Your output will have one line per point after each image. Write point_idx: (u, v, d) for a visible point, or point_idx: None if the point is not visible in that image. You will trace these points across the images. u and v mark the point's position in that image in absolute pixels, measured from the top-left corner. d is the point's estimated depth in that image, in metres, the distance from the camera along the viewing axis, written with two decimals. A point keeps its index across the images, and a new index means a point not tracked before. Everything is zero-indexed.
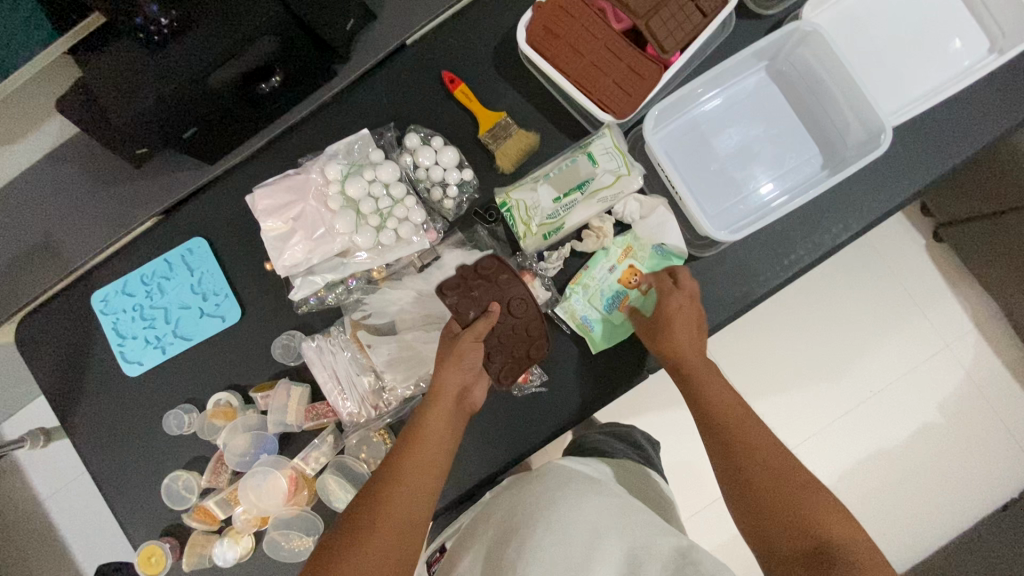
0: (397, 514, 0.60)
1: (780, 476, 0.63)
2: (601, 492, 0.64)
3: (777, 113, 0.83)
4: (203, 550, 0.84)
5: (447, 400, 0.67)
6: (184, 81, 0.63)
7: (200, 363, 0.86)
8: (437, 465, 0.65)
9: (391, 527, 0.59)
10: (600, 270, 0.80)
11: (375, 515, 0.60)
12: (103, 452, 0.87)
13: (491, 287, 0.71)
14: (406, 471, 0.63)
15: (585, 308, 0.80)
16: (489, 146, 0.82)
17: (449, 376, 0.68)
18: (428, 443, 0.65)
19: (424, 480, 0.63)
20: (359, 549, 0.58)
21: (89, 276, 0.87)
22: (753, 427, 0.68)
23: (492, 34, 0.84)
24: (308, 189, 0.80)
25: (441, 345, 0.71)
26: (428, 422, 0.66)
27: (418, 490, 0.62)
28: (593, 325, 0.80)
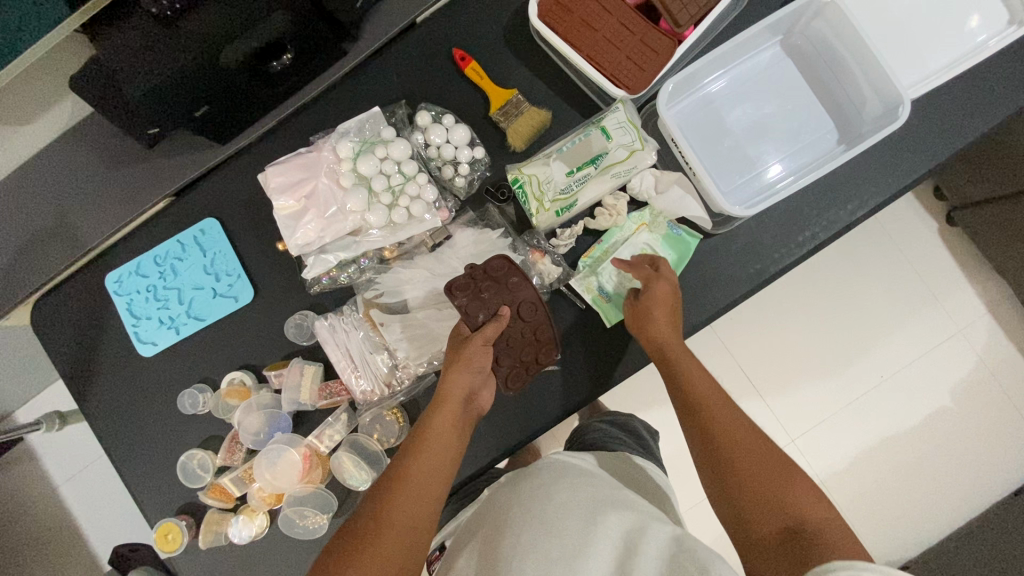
0: (400, 517, 0.58)
1: (758, 460, 0.61)
2: (597, 487, 0.63)
3: (791, 89, 0.82)
4: (219, 527, 0.84)
5: (455, 403, 0.67)
6: (195, 57, 0.63)
7: (214, 343, 0.86)
8: (443, 467, 0.63)
9: (395, 531, 0.57)
10: (615, 244, 0.80)
11: (377, 519, 0.57)
12: (119, 431, 0.87)
13: (501, 291, 0.71)
14: (409, 472, 0.61)
15: (601, 281, 0.80)
16: (500, 124, 0.81)
17: (457, 380, 0.68)
18: (434, 445, 0.64)
19: (430, 483, 0.61)
20: (361, 556, 0.55)
21: (103, 257, 0.88)
22: (734, 413, 0.66)
23: (503, 10, 0.83)
24: (320, 168, 0.80)
25: (448, 350, 0.71)
26: (432, 427, 0.65)
27: (423, 492, 0.60)
28: (610, 296, 0.80)
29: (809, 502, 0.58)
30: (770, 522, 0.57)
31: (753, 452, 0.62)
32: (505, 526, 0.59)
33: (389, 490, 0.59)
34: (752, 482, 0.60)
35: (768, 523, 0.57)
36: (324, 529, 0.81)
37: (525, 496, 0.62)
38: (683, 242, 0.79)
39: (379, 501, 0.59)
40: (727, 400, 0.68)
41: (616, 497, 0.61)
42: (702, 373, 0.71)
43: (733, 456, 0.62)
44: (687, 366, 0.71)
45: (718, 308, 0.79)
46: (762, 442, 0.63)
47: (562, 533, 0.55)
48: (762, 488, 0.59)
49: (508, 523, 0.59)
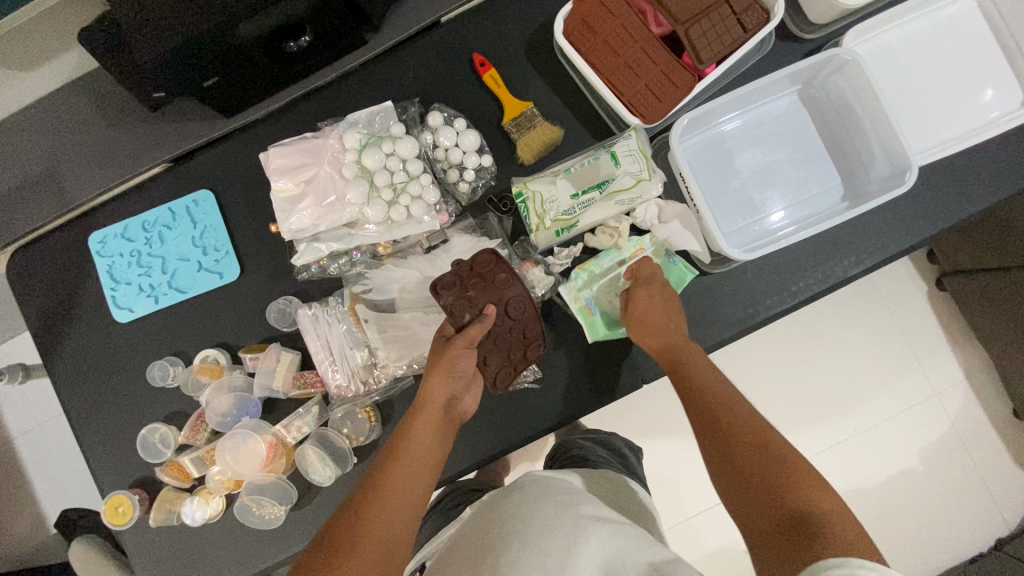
0: (383, 524, 0.55)
1: (751, 446, 0.57)
2: (587, 506, 0.61)
3: (803, 140, 0.82)
4: (172, 506, 0.82)
5: (434, 409, 0.66)
6: (211, 29, 0.62)
7: (192, 318, 0.85)
8: (425, 467, 0.61)
9: (377, 538, 0.53)
10: (610, 260, 0.79)
11: (355, 528, 0.54)
12: (82, 394, 0.85)
13: (489, 287, 0.70)
14: (391, 477, 0.58)
15: (589, 293, 0.79)
16: (511, 135, 0.81)
17: (437, 386, 0.67)
18: (415, 445, 0.62)
19: (413, 490, 0.59)
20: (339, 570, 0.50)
21: (92, 214, 0.86)
22: (732, 400, 0.63)
23: (529, 22, 0.83)
24: (325, 155, 0.78)
25: (433, 351, 0.70)
26: (417, 429, 0.64)
27: (405, 499, 0.57)
28: (595, 311, 0.78)
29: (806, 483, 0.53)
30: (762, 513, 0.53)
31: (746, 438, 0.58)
32: (493, 547, 0.57)
33: (369, 497, 0.57)
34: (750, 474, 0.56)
35: (761, 514, 0.53)
36: (280, 520, 0.79)
37: (511, 516, 0.61)
38: (679, 274, 0.78)
39: (358, 512, 0.55)
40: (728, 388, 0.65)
41: (608, 517, 0.59)
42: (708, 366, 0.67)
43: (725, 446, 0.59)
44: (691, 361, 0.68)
45: (704, 346, 0.79)
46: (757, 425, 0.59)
47: (545, 547, 0.54)
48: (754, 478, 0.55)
49: (497, 546, 0.57)
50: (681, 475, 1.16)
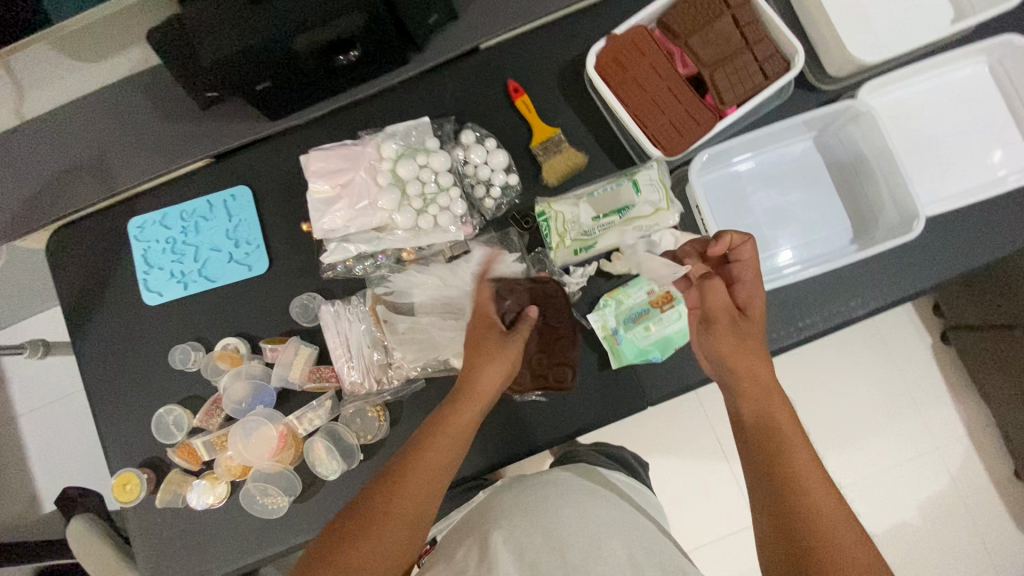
0: (405, 513, 0.55)
1: (787, 456, 0.54)
2: (597, 505, 0.60)
3: (816, 183, 0.86)
4: (178, 489, 0.83)
5: (483, 400, 0.64)
6: (271, 37, 0.70)
7: (217, 306, 0.88)
8: (458, 458, 0.61)
9: (398, 531, 0.54)
10: (638, 291, 0.82)
11: (377, 513, 0.55)
12: (104, 372, 0.88)
13: (547, 304, 0.78)
14: (422, 468, 0.58)
15: (618, 323, 0.81)
16: (538, 157, 0.85)
17: (490, 375, 0.64)
18: (449, 434, 0.61)
19: (440, 482, 0.59)
20: (359, 551, 0.52)
21: (134, 201, 0.91)
22: (772, 399, 0.58)
23: (562, 55, 0.89)
24: (361, 162, 0.82)
25: (485, 336, 0.67)
26: (460, 419, 0.62)
27: (432, 489, 0.57)
28: (623, 340, 0.81)
29: (832, 513, 0.50)
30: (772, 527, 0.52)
31: (780, 447, 0.55)
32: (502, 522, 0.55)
33: (392, 487, 0.56)
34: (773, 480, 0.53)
35: (774, 531, 0.52)
36: (285, 510, 0.80)
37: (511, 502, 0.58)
38: None
39: (384, 496, 0.56)
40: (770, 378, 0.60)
41: (617, 516, 0.59)
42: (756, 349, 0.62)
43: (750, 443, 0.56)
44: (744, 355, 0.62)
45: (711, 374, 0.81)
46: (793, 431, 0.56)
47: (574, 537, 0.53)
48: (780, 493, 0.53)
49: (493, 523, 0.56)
50: (679, 506, 1.16)
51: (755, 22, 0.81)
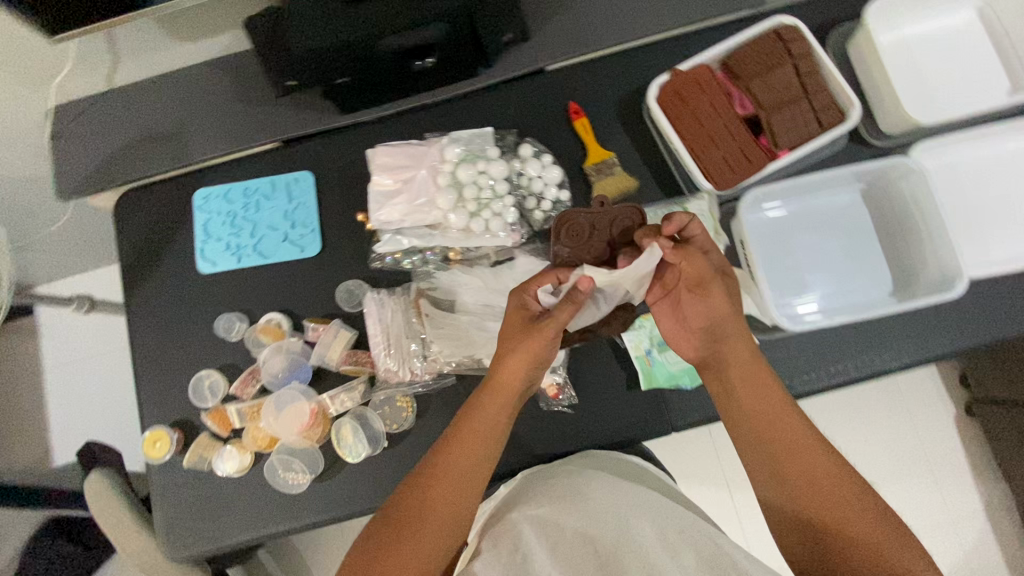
0: (449, 504, 0.60)
1: (806, 473, 0.59)
2: (628, 497, 0.65)
3: (860, 233, 0.87)
4: (205, 453, 0.85)
5: (507, 394, 0.66)
6: (359, 35, 0.76)
7: (266, 282, 0.91)
8: (487, 448, 0.64)
9: (441, 520, 0.59)
10: None
11: (424, 508, 0.59)
12: (150, 331, 0.91)
13: (615, 240, 0.79)
14: (455, 457, 0.62)
15: (652, 345, 0.83)
16: (591, 177, 0.89)
17: (514, 368, 0.66)
18: (473, 424, 0.65)
19: (472, 470, 0.62)
20: (411, 538, 0.57)
21: (202, 174, 0.96)
22: (771, 403, 0.64)
23: (624, 84, 0.93)
24: (425, 161, 0.86)
25: (507, 327, 0.70)
26: (486, 411, 0.65)
27: (464, 478, 0.62)
28: (654, 362, 0.83)
29: (849, 486, 0.58)
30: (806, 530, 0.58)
31: (788, 458, 0.61)
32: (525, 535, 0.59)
33: (431, 478, 0.61)
34: (793, 489, 0.59)
35: (807, 540, 0.58)
36: (303, 488, 0.82)
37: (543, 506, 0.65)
38: None
39: (424, 486, 0.60)
40: (764, 375, 0.66)
41: (650, 506, 0.64)
42: (749, 348, 0.67)
43: (761, 458, 0.62)
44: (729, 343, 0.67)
45: None
46: (799, 433, 0.62)
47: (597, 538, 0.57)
48: (802, 499, 0.59)
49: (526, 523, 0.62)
50: None
51: (816, 73, 0.84)
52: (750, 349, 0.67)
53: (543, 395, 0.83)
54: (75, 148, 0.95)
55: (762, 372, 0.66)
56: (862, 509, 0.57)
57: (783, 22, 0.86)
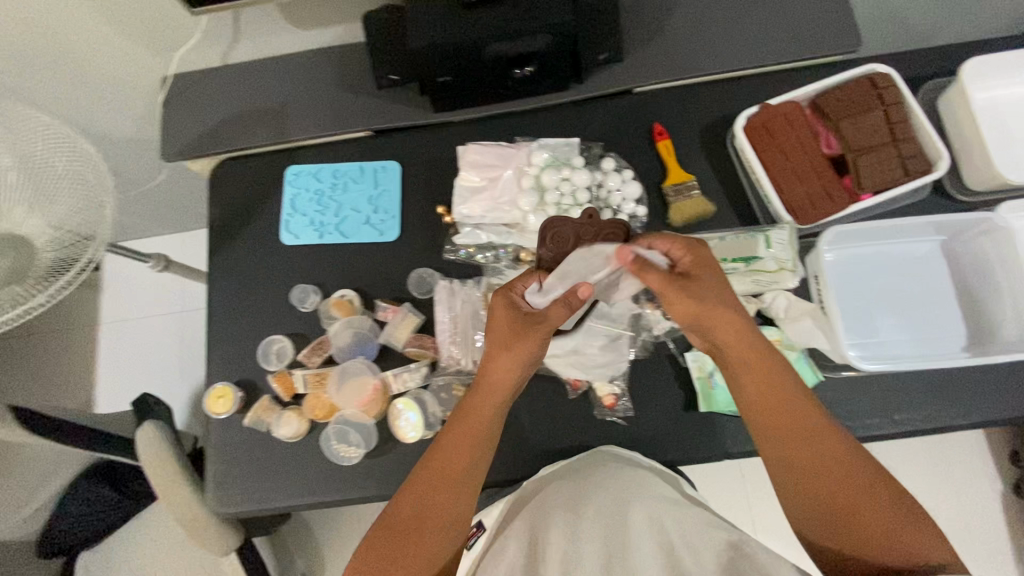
0: (442, 519, 0.66)
1: (826, 486, 0.63)
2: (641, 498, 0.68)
3: (936, 284, 0.87)
4: (265, 414, 0.88)
5: (493, 394, 0.69)
6: (471, 39, 0.80)
7: (343, 260, 0.95)
8: (478, 453, 0.69)
9: (435, 532, 0.66)
10: None
11: (419, 524, 0.66)
12: (227, 293, 0.96)
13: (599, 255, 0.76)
14: (443, 468, 0.68)
15: (715, 368, 0.83)
16: (669, 197, 0.91)
17: (501, 365, 0.68)
18: (458, 429, 0.69)
19: (460, 478, 0.68)
20: (413, 549, 0.65)
21: (295, 152, 1.01)
22: (779, 398, 0.66)
23: (710, 113, 0.95)
24: (512, 163, 0.91)
25: (494, 328, 0.69)
26: (473, 417, 0.69)
27: (450, 490, 0.67)
28: (716, 386, 0.83)
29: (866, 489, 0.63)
30: (824, 517, 0.63)
31: (810, 458, 0.64)
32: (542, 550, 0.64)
33: (425, 494, 0.67)
34: (811, 481, 0.64)
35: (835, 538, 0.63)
36: (355, 462, 0.84)
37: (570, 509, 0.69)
38: (803, 373, 0.83)
39: (417, 504, 0.67)
40: (774, 366, 0.67)
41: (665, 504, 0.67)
42: (753, 344, 0.67)
43: (781, 453, 0.66)
44: (724, 329, 0.67)
45: None
46: (809, 426, 0.65)
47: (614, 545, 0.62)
48: (821, 491, 0.64)
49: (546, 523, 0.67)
50: None
51: (905, 121, 0.85)
52: (750, 336, 0.67)
53: (599, 403, 0.85)
54: (180, 114, 1.00)
55: (771, 365, 0.67)
56: (875, 491, 0.63)
57: (877, 70, 0.88)
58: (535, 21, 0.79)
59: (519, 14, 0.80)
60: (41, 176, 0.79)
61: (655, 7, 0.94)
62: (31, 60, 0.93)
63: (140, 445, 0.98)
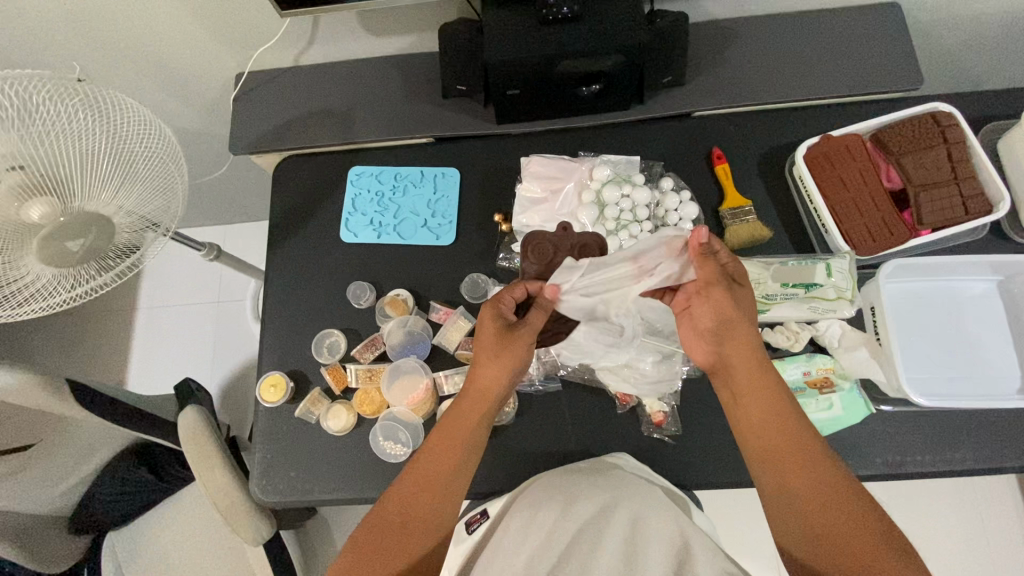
0: (427, 522, 0.66)
1: (815, 509, 0.62)
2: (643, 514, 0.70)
3: (991, 324, 0.86)
4: (316, 406, 0.90)
5: (479, 397, 0.70)
6: (545, 55, 0.82)
7: (399, 260, 0.97)
8: (463, 458, 0.69)
9: (419, 532, 0.65)
10: (794, 368, 0.84)
11: (405, 522, 0.66)
12: (283, 284, 0.98)
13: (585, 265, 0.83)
14: (429, 471, 0.67)
15: None
16: (725, 220, 0.92)
17: (487, 373, 0.70)
18: (444, 436, 0.69)
19: (444, 482, 0.67)
20: (395, 548, 0.64)
21: (357, 153, 1.04)
22: (776, 420, 0.67)
23: (768, 141, 0.97)
24: (574, 176, 0.94)
25: (482, 341, 0.72)
26: (460, 423, 0.70)
27: (433, 493, 0.67)
28: None
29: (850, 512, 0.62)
30: (811, 549, 0.62)
31: (805, 487, 0.63)
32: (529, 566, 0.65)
33: (412, 494, 0.67)
34: (801, 510, 0.63)
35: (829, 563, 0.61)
36: (401, 459, 0.86)
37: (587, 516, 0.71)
38: (854, 403, 0.83)
39: (405, 502, 0.66)
40: (774, 388, 0.68)
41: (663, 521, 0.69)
42: (758, 362, 0.68)
43: (774, 476, 0.65)
44: (735, 345, 0.68)
45: None
46: (806, 455, 0.65)
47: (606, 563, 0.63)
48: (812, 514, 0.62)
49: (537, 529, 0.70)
50: None
51: (968, 161, 0.85)
52: (756, 355, 0.68)
53: (647, 419, 0.86)
54: (248, 110, 1.03)
55: (773, 386, 0.68)
56: (869, 534, 0.60)
57: (940, 108, 0.88)
58: (608, 42, 0.82)
59: (593, 34, 0.82)
60: (125, 160, 0.79)
61: (721, 34, 0.95)
62: (115, 48, 0.97)
63: (182, 436, 0.97)
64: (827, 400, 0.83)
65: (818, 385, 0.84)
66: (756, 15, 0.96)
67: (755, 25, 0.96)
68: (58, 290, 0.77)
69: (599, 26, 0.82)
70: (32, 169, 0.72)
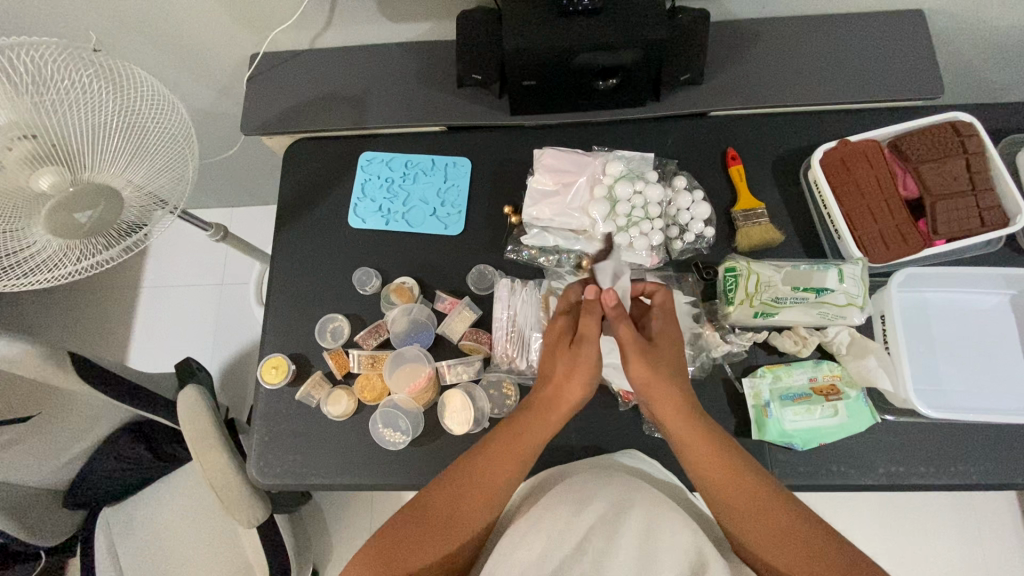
0: (473, 517, 0.66)
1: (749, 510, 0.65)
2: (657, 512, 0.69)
3: (1002, 339, 0.85)
4: (316, 390, 0.90)
5: (565, 406, 0.71)
6: (563, 46, 0.81)
7: (406, 247, 0.97)
8: (528, 464, 0.70)
9: (461, 530, 0.65)
10: (799, 374, 0.84)
11: (452, 516, 0.66)
12: (289, 267, 0.97)
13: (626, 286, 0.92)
14: (490, 472, 0.68)
15: (771, 396, 0.84)
16: (737, 221, 0.91)
17: (577, 383, 0.71)
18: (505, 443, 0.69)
19: (494, 488, 0.67)
20: (435, 538, 0.64)
21: (369, 138, 1.03)
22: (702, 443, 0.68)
23: (784, 144, 0.96)
24: (586, 170, 0.93)
25: (580, 352, 0.70)
26: (531, 430, 0.69)
27: (483, 497, 0.67)
28: (771, 414, 0.82)
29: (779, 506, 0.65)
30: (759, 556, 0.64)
31: (741, 505, 0.66)
32: None
33: (460, 494, 0.66)
34: (754, 529, 0.65)
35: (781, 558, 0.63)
36: (401, 447, 0.86)
37: None
38: (860, 410, 0.82)
39: (455, 497, 0.66)
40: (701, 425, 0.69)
41: None
42: (680, 405, 0.69)
43: (721, 503, 0.67)
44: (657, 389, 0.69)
45: (847, 481, 0.81)
46: (744, 479, 0.67)
47: None
48: (751, 517, 0.65)
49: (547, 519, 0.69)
50: None
51: (986, 173, 0.83)
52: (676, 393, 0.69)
53: (649, 418, 0.85)
54: (260, 90, 1.02)
55: (699, 424, 0.69)
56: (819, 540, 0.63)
57: (961, 118, 0.87)
58: (628, 34, 0.80)
59: (613, 26, 0.81)
60: (136, 133, 0.79)
61: (741, 34, 0.94)
62: (130, 22, 0.96)
63: (180, 411, 0.97)
64: (833, 407, 0.82)
65: (824, 392, 0.83)
66: (779, 16, 0.95)
67: (776, 26, 0.94)
68: (65, 262, 0.77)
69: (620, 18, 0.81)
70: (43, 138, 0.71)
